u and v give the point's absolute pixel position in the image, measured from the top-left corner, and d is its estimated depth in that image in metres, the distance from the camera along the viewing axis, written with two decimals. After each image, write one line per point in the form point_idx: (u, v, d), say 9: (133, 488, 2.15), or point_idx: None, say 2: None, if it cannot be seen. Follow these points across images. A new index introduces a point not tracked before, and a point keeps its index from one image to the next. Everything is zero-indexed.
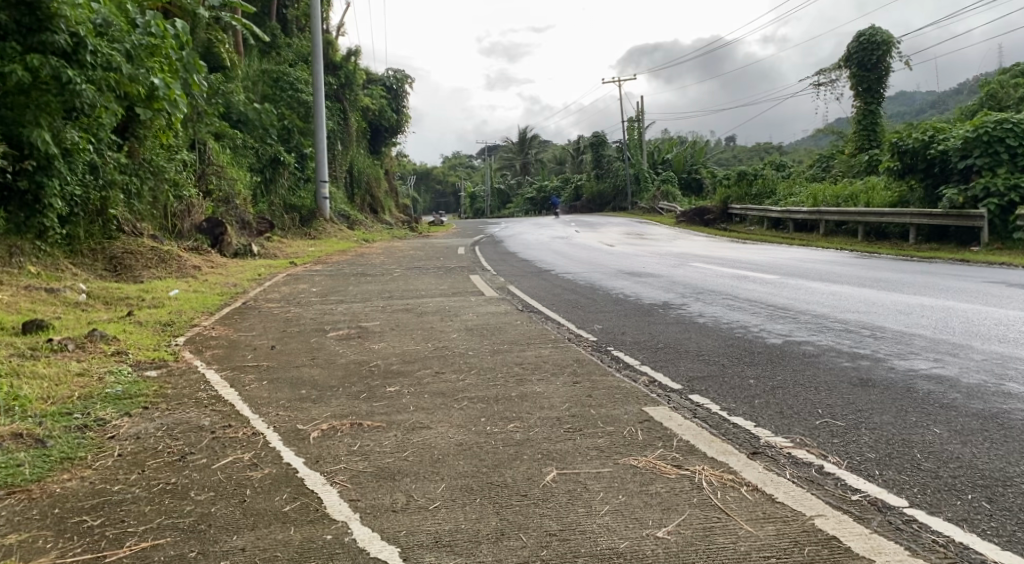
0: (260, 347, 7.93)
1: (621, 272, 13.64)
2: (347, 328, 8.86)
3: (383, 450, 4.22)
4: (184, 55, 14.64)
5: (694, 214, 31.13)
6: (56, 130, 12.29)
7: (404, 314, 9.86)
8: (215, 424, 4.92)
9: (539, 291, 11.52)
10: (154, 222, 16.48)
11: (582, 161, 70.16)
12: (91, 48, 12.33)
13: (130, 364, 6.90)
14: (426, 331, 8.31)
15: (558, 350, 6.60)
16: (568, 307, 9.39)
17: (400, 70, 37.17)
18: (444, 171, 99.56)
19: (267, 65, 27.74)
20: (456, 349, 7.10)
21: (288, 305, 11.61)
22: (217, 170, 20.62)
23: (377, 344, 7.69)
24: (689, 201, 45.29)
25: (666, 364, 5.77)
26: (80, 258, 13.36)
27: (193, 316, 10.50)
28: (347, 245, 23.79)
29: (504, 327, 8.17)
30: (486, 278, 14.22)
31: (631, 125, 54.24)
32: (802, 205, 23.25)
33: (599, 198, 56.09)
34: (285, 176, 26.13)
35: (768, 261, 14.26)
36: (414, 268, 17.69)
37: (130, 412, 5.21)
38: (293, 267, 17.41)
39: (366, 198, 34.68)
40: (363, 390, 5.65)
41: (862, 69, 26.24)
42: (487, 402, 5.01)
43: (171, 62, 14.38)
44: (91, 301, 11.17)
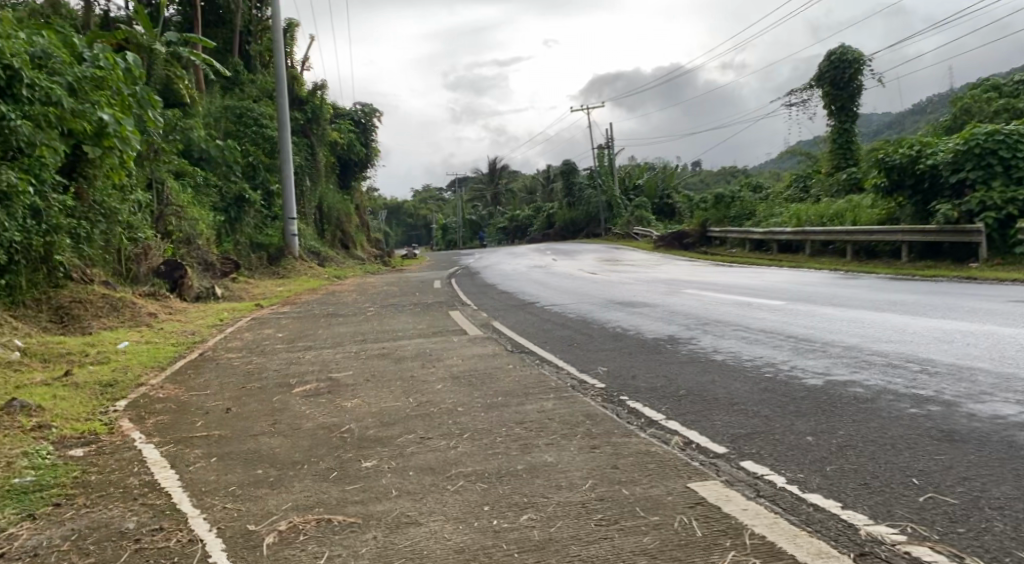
0: (213, 410, 6.85)
1: (613, 303, 12.74)
2: (316, 382, 7.80)
3: None
4: (136, 89, 13.71)
5: (674, 238, 30.45)
6: None
7: (380, 360, 8.83)
8: (141, 526, 3.90)
9: (527, 327, 10.53)
10: (106, 267, 15.31)
11: (553, 190, 69.83)
12: (27, 81, 11.30)
13: (51, 441, 5.96)
14: (406, 382, 7.28)
15: (562, 404, 5.60)
16: (563, 347, 8.39)
17: (366, 103, 36.36)
18: (414, 204, 98.78)
19: (229, 101, 26.81)
20: (442, 405, 6.07)
21: (250, 355, 10.53)
22: (176, 210, 19.49)
23: (349, 401, 6.64)
24: (664, 225, 44.73)
25: (698, 418, 4.80)
26: (22, 310, 12.14)
27: (140, 373, 9.38)
28: (316, 283, 22.69)
29: (495, 374, 7.16)
30: (469, 315, 13.22)
31: (600, 152, 53.89)
32: (787, 225, 22.59)
33: (573, 225, 55.45)
34: (250, 214, 25.04)
35: (767, 285, 13.41)
36: (389, 306, 16.63)
37: (35, 513, 4.24)
38: (259, 310, 16.30)
39: (336, 233, 33.68)
40: (333, 468, 4.61)
41: (834, 88, 25.84)
42: (488, 482, 4.00)
43: (123, 97, 13.18)
44: (27, 359, 10.01)
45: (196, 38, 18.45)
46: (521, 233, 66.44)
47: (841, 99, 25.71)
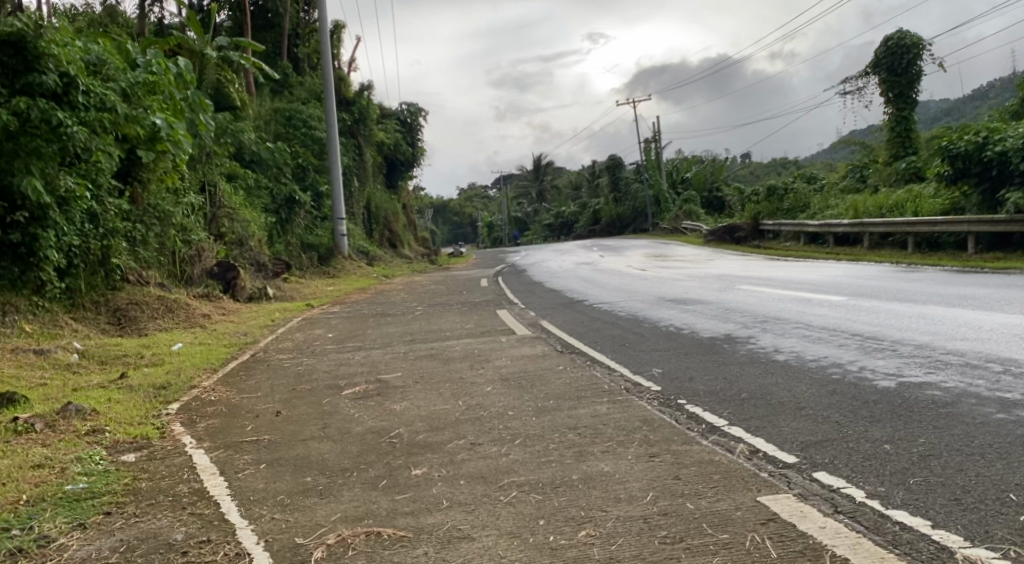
0: (263, 413, 6.78)
1: (665, 300, 12.44)
2: (365, 384, 7.70)
3: None
4: (188, 94, 13.86)
5: (724, 232, 29.89)
6: (51, 177, 11.34)
7: (429, 361, 8.70)
8: (189, 538, 3.81)
9: (577, 326, 10.31)
10: (162, 269, 15.53)
11: (599, 186, 69.34)
12: (82, 88, 11.39)
13: (104, 446, 5.97)
14: (455, 385, 7.13)
15: (617, 407, 5.38)
16: (616, 346, 8.16)
17: (412, 103, 36.43)
18: (460, 203, 99.04)
19: (278, 103, 27.09)
20: (492, 409, 5.91)
21: (301, 356, 10.52)
22: (228, 212, 19.72)
23: (398, 404, 6.51)
24: (714, 219, 44.04)
25: (763, 424, 4.54)
26: (81, 312, 12.32)
27: (193, 375, 9.42)
28: (364, 283, 22.76)
29: (546, 375, 6.97)
30: (517, 313, 13.03)
31: (648, 146, 53.28)
32: (843, 217, 21.96)
33: (619, 221, 54.97)
34: (300, 215, 25.24)
35: (825, 279, 12.96)
36: (437, 305, 16.55)
37: (85, 522, 4.19)
38: (310, 310, 16.37)
39: (384, 232, 33.84)
40: (382, 476, 4.47)
41: (892, 74, 25.08)
42: (543, 493, 3.82)
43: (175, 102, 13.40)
44: (84, 362, 10.12)
45: (245, 42, 18.64)
46: (567, 229, 66.11)
47: (899, 85, 24.94)
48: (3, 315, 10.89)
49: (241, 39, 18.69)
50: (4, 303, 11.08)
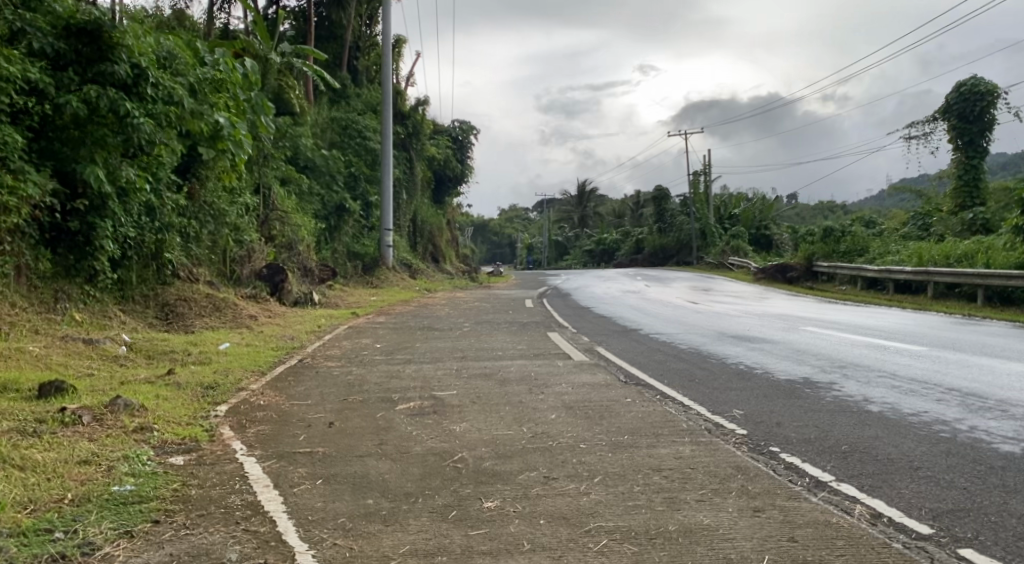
0: (315, 423, 6.44)
1: (726, 335, 11.94)
2: (420, 400, 7.33)
3: None
4: (252, 96, 13.75)
5: (776, 271, 29.20)
6: (112, 166, 11.16)
7: (484, 381, 8.33)
8: (244, 560, 3.46)
9: (637, 356, 9.87)
10: (212, 267, 15.44)
11: (643, 216, 68.78)
12: (153, 80, 11.23)
13: (152, 446, 5.68)
14: (517, 409, 6.71)
15: (703, 450, 4.94)
16: (684, 382, 7.71)
17: (465, 121, 36.32)
18: (501, 223, 98.92)
19: (336, 112, 27.10)
20: (562, 439, 5.48)
21: (349, 365, 10.22)
22: (280, 215, 19.66)
23: (457, 425, 6.12)
24: (762, 257, 43.24)
25: (878, 484, 4.09)
26: (130, 305, 12.21)
27: (241, 377, 9.16)
28: (409, 296, 22.52)
29: (615, 407, 6.52)
30: (569, 338, 12.62)
31: (697, 179, 52.68)
32: (906, 264, 21.22)
33: (663, 252, 54.24)
34: (349, 224, 25.16)
35: (896, 326, 12.34)
36: (484, 323, 16.23)
37: (133, 530, 3.87)
38: (355, 319, 16.16)
39: (427, 247, 33.70)
40: (452, 505, 4.08)
41: (963, 121, 24.25)
42: (640, 544, 3.40)
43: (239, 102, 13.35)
44: (132, 355, 9.92)
45: (309, 50, 18.56)
46: (608, 256, 65.50)
47: (970, 132, 24.10)
48: (54, 302, 10.79)
49: (307, 47, 18.62)
50: (57, 289, 10.95)
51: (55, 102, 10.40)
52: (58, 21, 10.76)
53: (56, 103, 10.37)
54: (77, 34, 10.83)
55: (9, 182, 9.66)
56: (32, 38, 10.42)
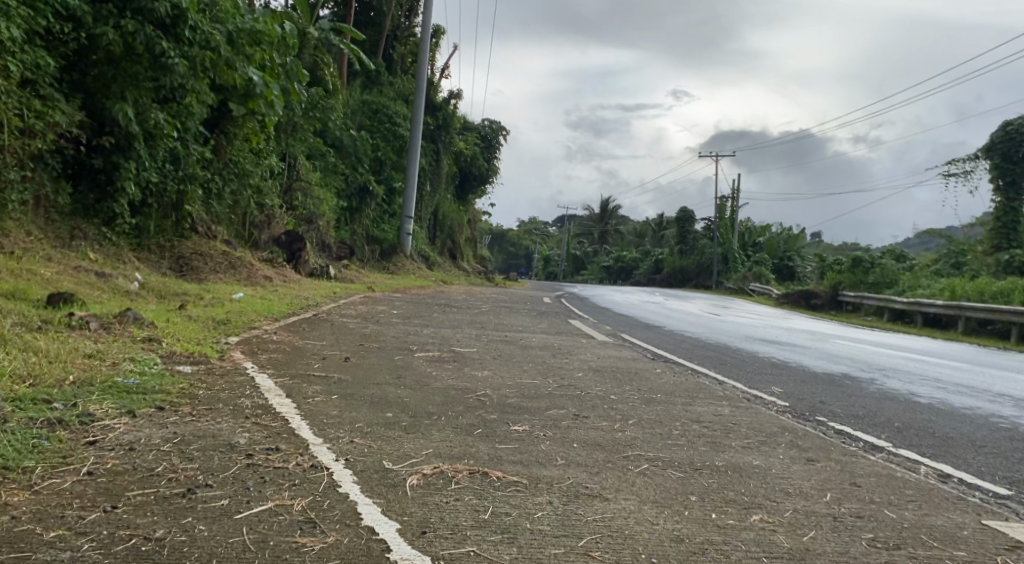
0: (330, 357, 6.22)
1: (752, 338, 11.60)
2: (439, 351, 7.09)
3: (543, 528, 2.63)
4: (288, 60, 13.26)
5: (798, 297, 28.76)
6: (142, 109, 10.96)
7: (505, 345, 8.08)
8: (253, 443, 3.22)
9: (663, 344, 9.55)
10: (232, 228, 15.20)
11: (665, 237, 68.40)
12: (191, 24, 11.00)
13: (161, 354, 5.44)
14: (540, 366, 6.46)
15: (742, 411, 4.64)
16: (714, 365, 7.40)
17: (495, 121, 36.13)
18: (520, 233, 98.68)
19: (368, 96, 26.80)
20: (591, 390, 5.20)
21: (365, 322, 10.03)
22: (305, 187, 19.47)
23: (479, 371, 5.86)
24: (783, 286, 42.72)
25: (939, 452, 3.81)
26: (146, 254, 11.92)
27: (255, 319, 8.95)
28: (426, 283, 22.29)
29: (643, 374, 6.24)
30: (590, 325, 12.35)
31: (722, 204, 52.29)
32: (934, 299, 20.73)
33: (681, 273, 53.67)
34: (372, 206, 25.00)
35: (929, 347, 11.93)
36: (503, 308, 15.98)
37: (134, 411, 3.60)
38: (372, 293, 15.93)
39: (447, 242, 33.46)
40: (477, 424, 3.81)
41: (1006, 161, 23.92)
42: (684, 471, 3.15)
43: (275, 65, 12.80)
44: (145, 292, 9.66)
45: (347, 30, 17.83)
46: (625, 274, 64.99)
47: (1013, 172, 23.79)
48: (70, 238, 10.47)
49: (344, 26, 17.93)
50: (74, 227, 10.65)
51: (91, 32, 10.10)
52: None
53: (92, 34, 10.09)
54: None
55: (38, 107, 9.46)
56: None
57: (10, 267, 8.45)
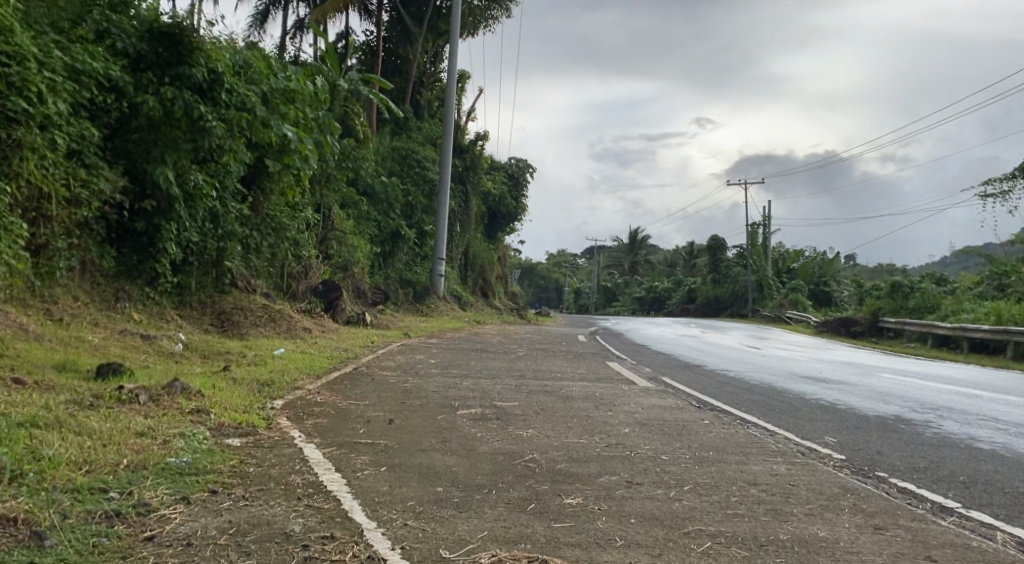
0: (374, 420, 6.21)
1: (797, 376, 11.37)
2: (481, 408, 7.01)
3: None
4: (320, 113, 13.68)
5: (838, 324, 28.30)
6: (182, 170, 11.18)
7: (547, 397, 7.98)
8: (309, 531, 3.21)
9: (706, 387, 9.40)
10: (269, 279, 15.30)
11: (697, 265, 67.96)
12: (227, 86, 11.31)
13: (209, 426, 5.46)
14: (585, 421, 6.35)
15: (800, 469, 4.54)
16: (762, 411, 7.26)
17: (523, 158, 36.33)
18: (551, 266, 98.50)
19: (397, 141, 27.11)
20: (640, 449, 5.10)
21: (405, 375, 10.00)
22: (339, 235, 19.66)
23: (524, 430, 5.79)
24: (821, 312, 42.09)
25: (1014, 513, 3.68)
26: (186, 311, 12.08)
27: (297, 379, 8.94)
28: (460, 324, 22.30)
29: (692, 426, 6.12)
30: (630, 367, 12.19)
31: (754, 231, 51.72)
32: (980, 323, 20.18)
33: (716, 302, 53.13)
34: (404, 250, 25.16)
35: (975, 378, 11.64)
36: (539, 350, 15.88)
37: (189, 497, 3.60)
38: (408, 338, 15.96)
39: (478, 280, 33.55)
40: (529, 499, 3.74)
41: None
42: (750, 550, 3.08)
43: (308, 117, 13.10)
44: (187, 354, 9.72)
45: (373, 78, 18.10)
46: (658, 304, 64.52)
47: None
48: (115, 300, 10.68)
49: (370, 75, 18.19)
50: (118, 289, 10.84)
51: (133, 101, 10.42)
52: (142, 25, 10.83)
53: (133, 102, 10.41)
54: (159, 37, 10.92)
55: (83, 176, 9.73)
56: (116, 38, 10.50)
57: (58, 335, 8.59)
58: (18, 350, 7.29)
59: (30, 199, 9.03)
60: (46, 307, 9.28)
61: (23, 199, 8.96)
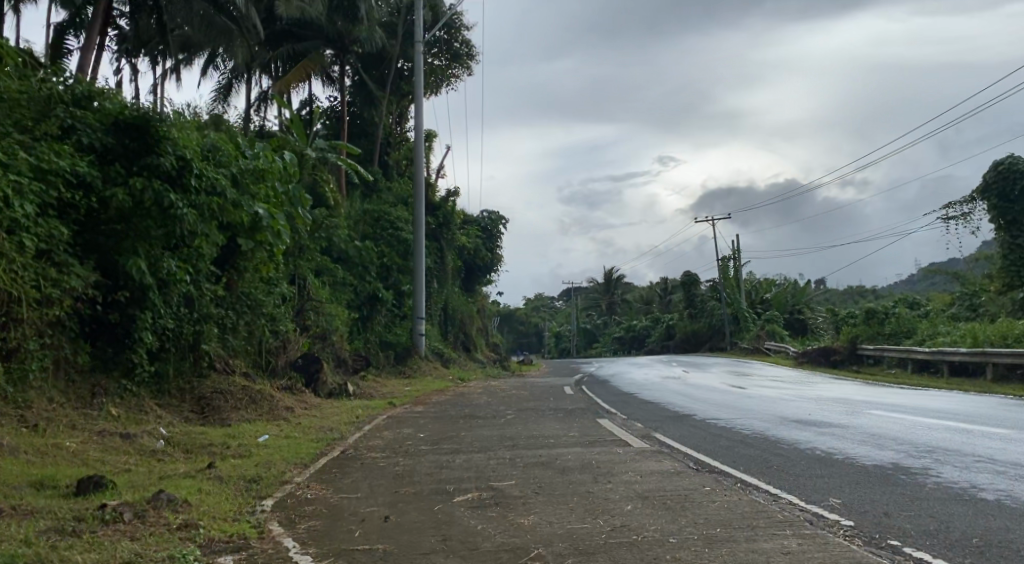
0: (370, 517, 6.02)
1: (789, 420, 11.29)
2: (478, 491, 6.83)
3: None
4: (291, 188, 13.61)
5: (819, 355, 28.39)
6: (154, 259, 10.98)
7: (544, 470, 7.82)
8: None
9: (702, 442, 9.29)
10: (248, 359, 15.02)
11: (674, 301, 68.25)
12: (196, 172, 11.22)
13: (199, 543, 5.28)
14: (586, 498, 6.20)
15: (813, 544, 4.44)
16: (763, 467, 7.15)
17: (494, 211, 36.43)
18: (528, 312, 98.39)
19: (367, 206, 27.08)
20: (647, 532, 4.98)
21: (395, 455, 9.78)
22: (316, 305, 19.45)
23: (526, 517, 5.64)
24: (799, 341, 42.29)
25: None
26: (165, 400, 11.73)
27: (285, 470, 8.69)
28: (444, 384, 22.05)
29: (695, 496, 6.00)
30: (622, 423, 12.05)
31: (727, 264, 52.12)
32: (959, 346, 20.29)
33: (694, 337, 53.24)
34: (382, 313, 24.96)
35: (964, 408, 11.62)
36: (527, 409, 15.68)
37: None
38: (393, 408, 15.70)
39: (459, 335, 33.33)
40: None
41: (1004, 201, 22.30)
42: None
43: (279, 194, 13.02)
44: (170, 450, 9.41)
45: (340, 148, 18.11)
46: (638, 343, 64.51)
47: (1013, 212, 22.19)
48: (91, 397, 10.35)
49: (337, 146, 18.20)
50: (94, 384, 10.53)
51: (101, 195, 10.28)
52: (107, 117, 10.76)
53: (101, 195, 10.27)
54: (125, 128, 10.85)
55: (54, 275, 9.51)
56: (81, 133, 10.40)
57: (35, 444, 8.29)
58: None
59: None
60: (21, 413, 8.97)
61: None
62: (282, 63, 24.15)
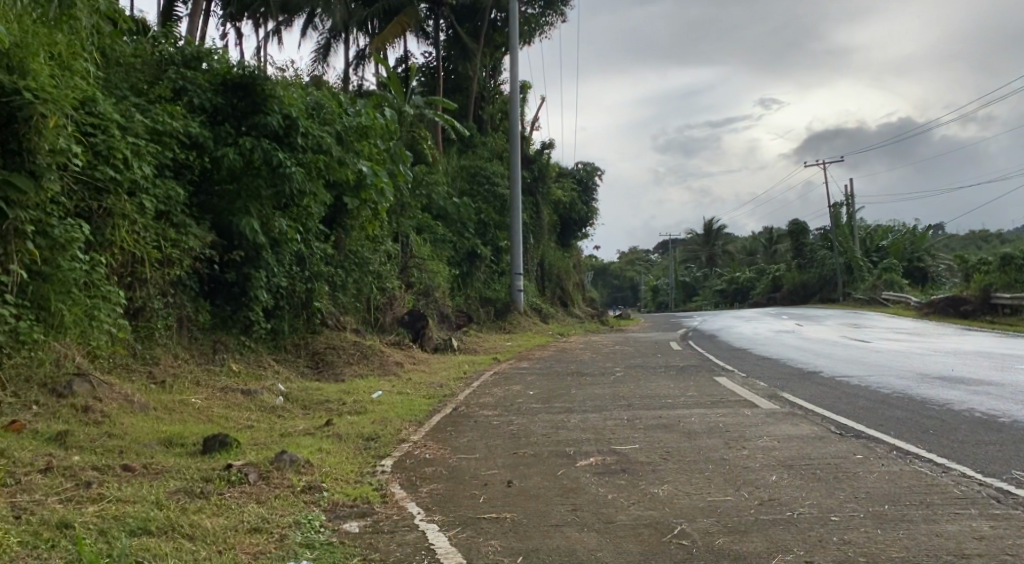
0: (493, 482, 5.71)
1: (928, 376, 10.41)
2: (602, 456, 6.42)
3: None
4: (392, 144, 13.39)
5: (945, 304, 26.64)
6: (265, 217, 10.95)
7: (667, 433, 7.34)
8: None
9: (838, 403, 8.60)
10: (357, 316, 15.05)
11: (779, 252, 65.73)
12: (303, 130, 11.13)
13: (324, 506, 5.11)
14: (724, 466, 5.71)
15: (1010, 529, 3.86)
16: (917, 433, 6.47)
17: (587, 163, 35.70)
18: (625, 265, 96.92)
19: (465, 161, 26.79)
20: (803, 508, 4.48)
21: (507, 413, 9.51)
22: (419, 262, 19.37)
23: (659, 487, 5.21)
24: (919, 290, 39.93)
25: None
26: (282, 355, 11.77)
27: (400, 428, 8.52)
28: (546, 340, 21.73)
29: (849, 466, 5.42)
30: (743, 381, 11.40)
31: (836, 211, 49.61)
32: None
33: (803, 288, 51.10)
34: (481, 268, 24.77)
35: None
36: (635, 365, 15.18)
37: None
38: (498, 363, 15.49)
39: (557, 291, 32.94)
40: None
41: None
42: None
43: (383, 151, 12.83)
44: (288, 406, 9.39)
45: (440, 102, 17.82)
46: (742, 296, 62.56)
47: None
48: (213, 353, 10.43)
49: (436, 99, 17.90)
50: (216, 341, 10.63)
51: (213, 155, 10.27)
52: (216, 78, 10.74)
53: (213, 155, 10.26)
54: (233, 88, 10.83)
55: (172, 236, 9.58)
56: (192, 93, 10.33)
57: (161, 400, 8.39)
58: (127, 419, 7.06)
59: (124, 265, 8.98)
60: (149, 370, 9.03)
61: (116, 266, 8.90)
62: (380, 19, 23.93)
